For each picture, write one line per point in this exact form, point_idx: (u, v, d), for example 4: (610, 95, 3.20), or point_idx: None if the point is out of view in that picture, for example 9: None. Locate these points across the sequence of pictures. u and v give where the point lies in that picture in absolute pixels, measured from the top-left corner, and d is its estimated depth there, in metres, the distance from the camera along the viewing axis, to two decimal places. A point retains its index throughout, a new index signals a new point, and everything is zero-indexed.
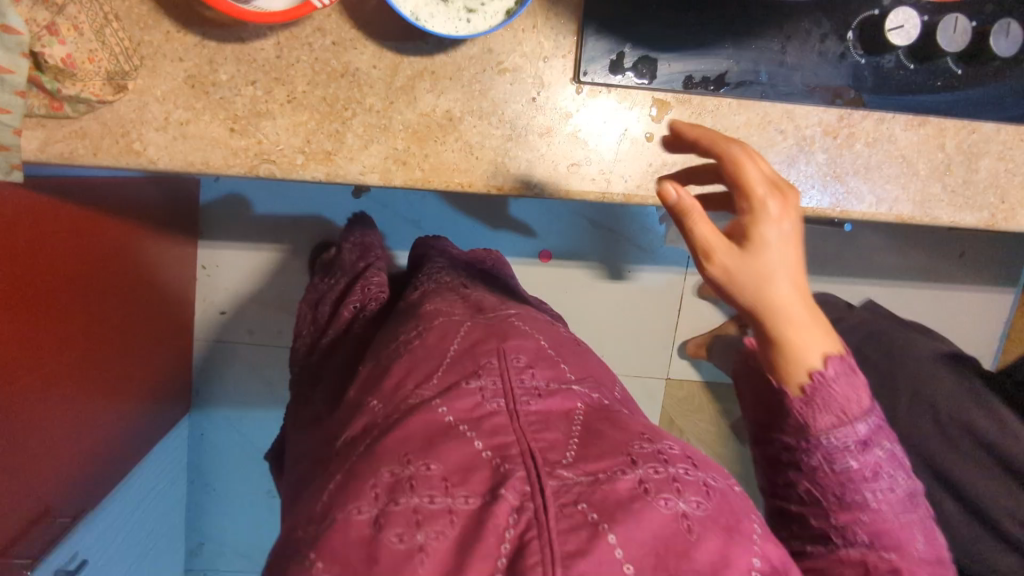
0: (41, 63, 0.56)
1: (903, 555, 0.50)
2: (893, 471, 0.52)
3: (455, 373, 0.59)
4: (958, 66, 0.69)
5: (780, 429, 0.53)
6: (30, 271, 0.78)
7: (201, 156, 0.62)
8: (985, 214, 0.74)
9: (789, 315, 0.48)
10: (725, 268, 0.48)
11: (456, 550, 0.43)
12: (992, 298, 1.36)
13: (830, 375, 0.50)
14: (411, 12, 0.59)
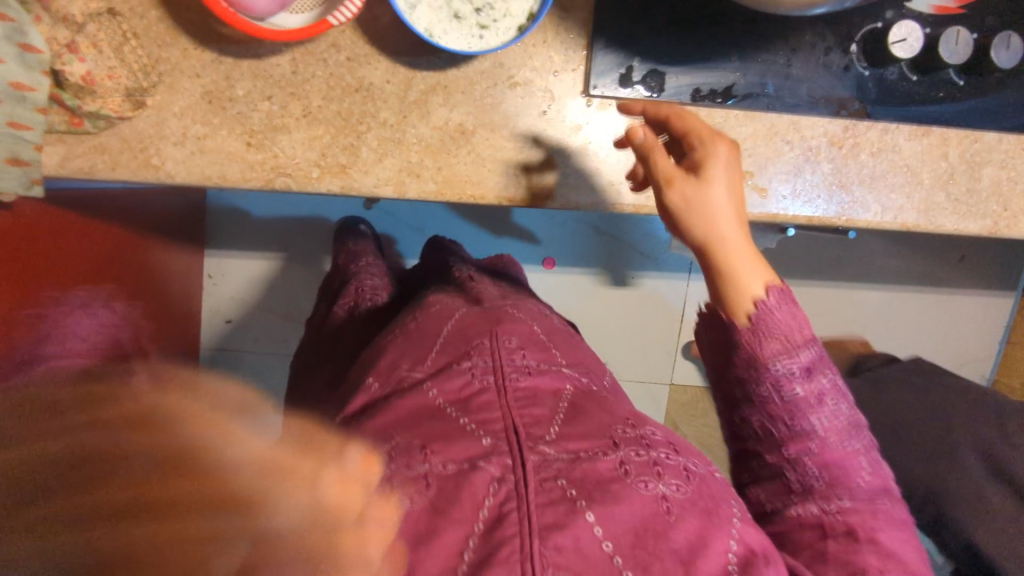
0: (62, 82, 0.57)
1: (849, 491, 0.52)
2: (835, 401, 0.54)
3: (447, 353, 0.59)
4: (960, 77, 0.71)
5: (733, 365, 0.56)
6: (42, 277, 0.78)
7: (218, 170, 0.63)
8: (988, 221, 0.75)
9: (732, 241, 0.56)
10: (682, 192, 0.57)
11: (429, 512, 0.43)
12: (993, 302, 1.37)
13: (773, 302, 0.54)
14: (425, 29, 0.60)
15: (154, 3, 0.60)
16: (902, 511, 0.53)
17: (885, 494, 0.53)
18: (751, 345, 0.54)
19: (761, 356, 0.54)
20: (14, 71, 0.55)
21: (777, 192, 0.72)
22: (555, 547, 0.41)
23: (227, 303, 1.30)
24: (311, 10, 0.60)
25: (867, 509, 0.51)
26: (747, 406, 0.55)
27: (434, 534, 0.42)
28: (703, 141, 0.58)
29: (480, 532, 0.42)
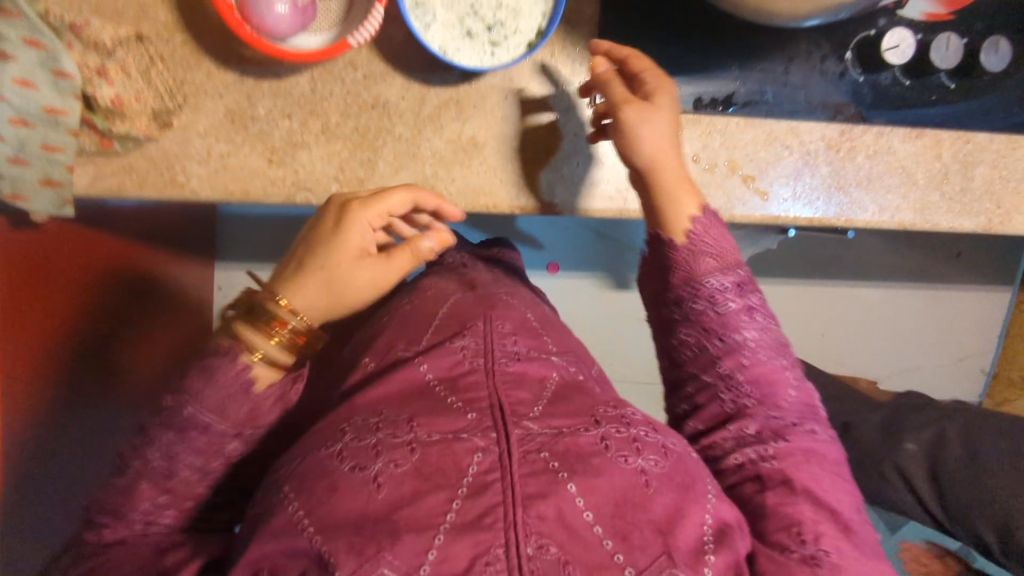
0: (92, 104, 0.61)
1: (775, 398, 0.60)
2: (763, 318, 0.64)
3: (440, 333, 0.63)
4: (951, 81, 0.73)
5: (676, 284, 0.64)
6: (50, 284, 0.78)
7: (241, 186, 0.66)
8: (982, 219, 0.77)
9: (672, 169, 0.64)
10: (636, 109, 0.63)
11: (414, 475, 0.45)
12: (990, 296, 1.40)
13: (706, 223, 0.64)
14: (439, 47, 0.64)
15: (179, 28, 0.63)
16: (826, 437, 0.60)
17: (806, 415, 0.61)
18: (689, 260, 0.63)
19: (698, 271, 0.63)
20: (48, 97, 0.58)
21: (779, 195, 0.74)
22: (537, 515, 0.43)
23: None
24: (329, 30, 0.63)
25: (795, 448, 0.57)
26: (684, 324, 0.63)
27: (419, 495, 0.44)
28: (652, 78, 0.65)
29: (465, 495, 0.44)
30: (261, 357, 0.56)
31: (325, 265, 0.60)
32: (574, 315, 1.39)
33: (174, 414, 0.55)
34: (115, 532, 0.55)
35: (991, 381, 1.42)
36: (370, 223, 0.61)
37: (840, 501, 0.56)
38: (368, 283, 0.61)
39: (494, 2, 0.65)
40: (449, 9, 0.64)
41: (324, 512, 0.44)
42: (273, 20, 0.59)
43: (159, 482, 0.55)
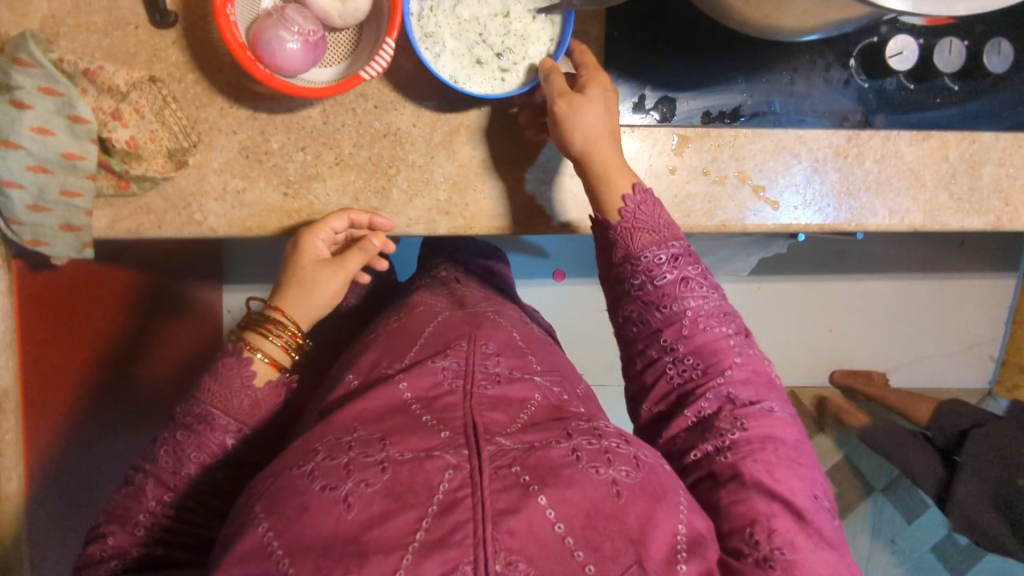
0: (108, 148, 0.61)
1: (720, 368, 0.60)
2: (704, 287, 0.62)
3: (425, 349, 0.64)
4: (955, 83, 0.74)
5: (617, 269, 0.63)
6: (70, 320, 0.80)
7: (258, 221, 0.66)
8: (991, 217, 0.77)
9: (607, 154, 0.63)
10: (567, 102, 0.61)
11: (383, 495, 0.44)
12: (996, 284, 1.40)
13: (639, 199, 0.63)
14: (450, 75, 0.64)
15: (191, 68, 0.63)
16: (784, 414, 0.60)
17: (761, 391, 0.60)
18: (625, 238, 0.62)
19: (633, 247, 0.62)
20: (66, 143, 0.59)
21: (789, 203, 0.74)
22: (507, 530, 0.43)
23: None
24: (339, 62, 0.64)
25: (751, 436, 0.57)
26: (628, 300, 0.63)
27: (390, 514, 0.43)
28: (588, 71, 0.64)
29: (435, 512, 0.44)
30: (260, 355, 0.62)
31: (293, 277, 0.65)
32: (583, 323, 1.39)
33: (186, 413, 0.59)
34: (118, 540, 0.55)
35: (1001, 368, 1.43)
36: (321, 239, 0.65)
37: (797, 492, 0.55)
38: (333, 289, 0.65)
39: (502, 29, 0.64)
40: (458, 37, 0.64)
41: (294, 533, 0.43)
42: (285, 56, 0.59)
43: (164, 479, 0.57)
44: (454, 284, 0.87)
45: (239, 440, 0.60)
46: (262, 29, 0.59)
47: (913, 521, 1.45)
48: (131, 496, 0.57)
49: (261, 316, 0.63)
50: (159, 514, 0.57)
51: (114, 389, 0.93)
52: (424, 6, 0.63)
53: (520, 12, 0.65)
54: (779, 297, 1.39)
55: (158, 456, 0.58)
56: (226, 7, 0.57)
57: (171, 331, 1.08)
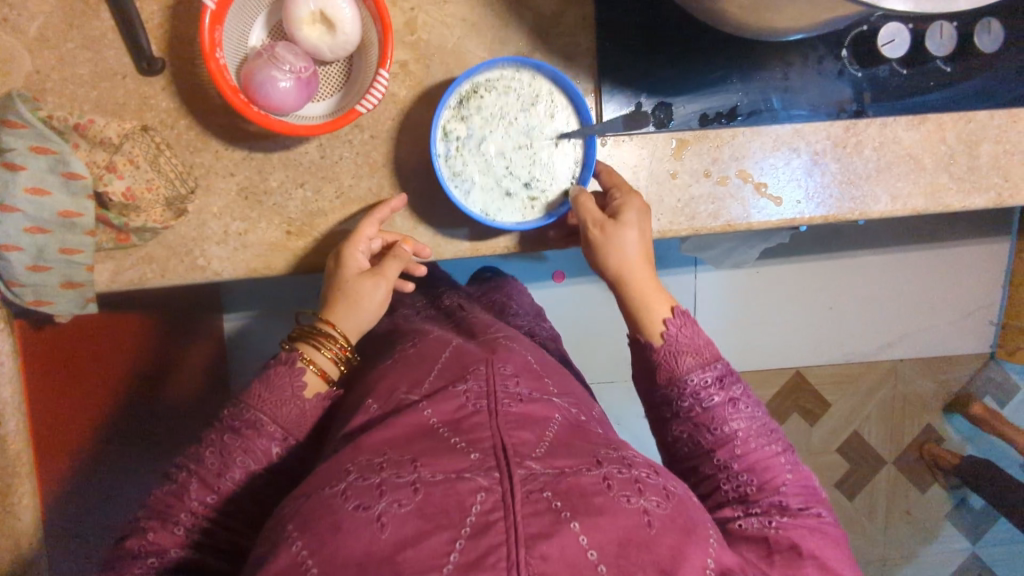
0: (106, 203, 0.60)
1: (772, 480, 0.61)
2: (751, 405, 0.64)
3: (441, 378, 0.62)
4: (947, 65, 0.74)
5: (660, 388, 0.64)
6: (79, 373, 0.79)
7: (262, 261, 0.65)
8: (992, 194, 0.77)
9: (640, 276, 0.67)
10: (601, 232, 0.65)
11: (417, 515, 0.45)
12: (991, 248, 1.36)
13: (679, 325, 0.65)
14: (481, 209, 0.68)
15: (182, 113, 0.62)
16: (831, 522, 0.62)
17: (809, 498, 0.62)
18: (669, 362, 0.63)
19: (678, 370, 0.63)
20: (61, 201, 0.58)
21: (791, 197, 0.74)
22: (541, 555, 0.43)
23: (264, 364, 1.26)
24: (332, 95, 0.64)
25: (799, 523, 0.59)
26: (676, 421, 0.63)
27: (423, 536, 0.43)
28: (621, 194, 0.67)
29: (467, 535, 0.44)
30: (312, 366, 0.62)
31: (338, 290, 0.65)
32: (586, 323, 1.38)
33: (234, 416, 0.58)
34: (158, 537, 0.55)
35: (1001, 332, 1.42)
36: (360, 251, 0.64)
37: (843, 566, 0.59)
38: (379, 298, 0.65)
39: (527, 162, 0.69)
40: (485, 172, 0.68)
41: (328, 553, 0.43)
42: (279, 95, 0.58)
43: (209, 481, 0.56)
44: (461, 313, 0.89)
45: (284, 449, 0.59)
46: (253, 69, 0.58)
47: (926, 491, 1.47)
48: (173, 493, 0.56)
49: (312, 327, 0.64)
50: (200, 516, 0.56)
51: (132, 430, 0.91)
52: (450, 148, 0.66)
53: (543, 143, 0.69)
54: (782, 283, 1.35)
55: (203, 457, 0.57)
56: (215, 51, 0.56)
57: (190, 370, 1.07)
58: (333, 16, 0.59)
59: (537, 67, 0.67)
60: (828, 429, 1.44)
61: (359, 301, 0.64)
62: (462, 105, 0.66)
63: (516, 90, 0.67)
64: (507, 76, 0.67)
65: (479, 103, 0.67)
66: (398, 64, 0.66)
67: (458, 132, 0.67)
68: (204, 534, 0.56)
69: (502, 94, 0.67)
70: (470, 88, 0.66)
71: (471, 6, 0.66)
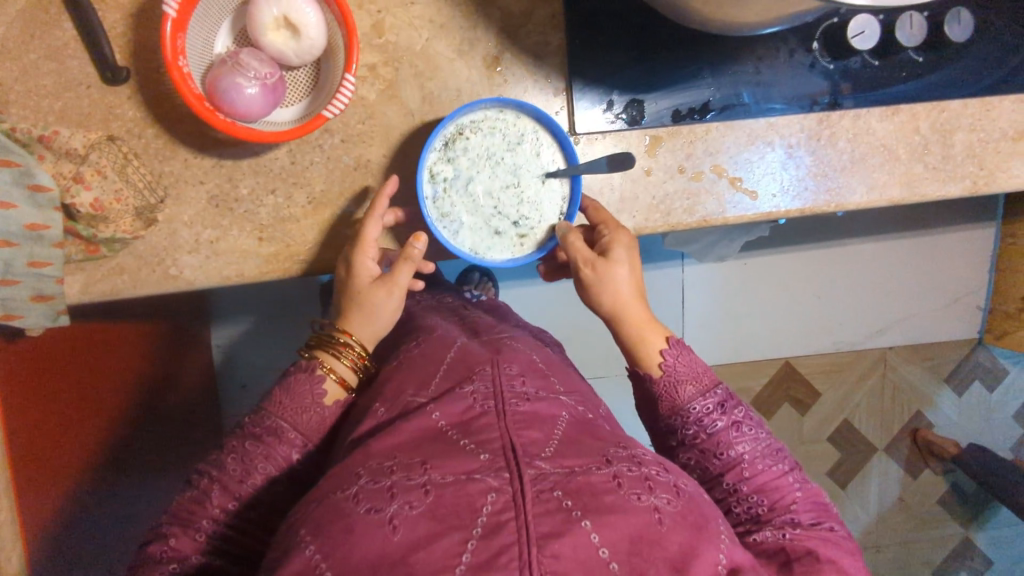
0: (74, 214, 0.60)
1: (782, 498, 0.61)
2: (754, 428, 0.64)
3: (447, 381, 0.62)
4: (919, 54, 0.74)
5: (663, 418, 0.64)
6: (75, 383, 0.79)
7: (235, 269, 0.65)
8: (967, 182, 0.77)
9: (635, 313, 0.66)
10: (592, 272, 0.65)
11: (428, 517, 0.44)
12: (977, 234, 1.34)
13: (675, 355, 0.65)
14: (471, 248, 0.68)
15: (149, 122, 0.62)
16: (845, 535, 0.61)
17: (820, 514, 0.62)
18: (670, 392, 0.63)
19: (679, 400, 0.63)
20: (27, 213, 0.57)
21: (767, 190, 0.74)
22: (553, 555, 0.42)
23: (242, 368, 1.21)
24: (300, 100, 0.63)
25: (812, 534, 0.59)
26: (682, 449, 0.63)
27: (435, 537, 0.43)
28: (609, 229, 0.67)
29: (480, 535, 0.43)
30: (332, 374, 0.63)
31: (352, 299, 0.65)
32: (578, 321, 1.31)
33: (255, 424, 0.59)
34: (179, 544, 0.54)
35: (988, 317, 1.39)
36: (371, 259, 0.64)
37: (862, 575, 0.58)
38: (391, 307, 0.65)
39: (515, 200, 0.69)
40: (474, 212, 0.68)
41: (342, 555, 0.43)
42: (245, 102, 0.58)
43: (230, 487, 0.56)
44: (463, 311, 0.89)
45: (303, 454, 0.60)
46: (218, 77, 0.57)
47: (917, 477, 1.45)
48: (195, 500, 0.56)
49: (331, 335, 0.64)
50: (222, 522, 0.56)
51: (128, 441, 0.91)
52: (438, 190, 0.67)
53: (531, 181, 0.69)
54: (768, 274, 1.34)
55: (224, 464, 0.57)
56: (178, 60, 0.55)
57: (179, 379, 1.06)
58: (298, 22, 0.58)
59: (521, 107, 0.67)
60: (819, 419, 1.41)
61: (374, 312, 0.65)
62: (448, 147, 0.67)
63: (501, 130, 0.68)
64: (492, 117, 0.67)
65: (465, 144, 0.67)
66: (366, 66, 0.65)
67: (444, 173, 0.67)
68: (224, 540, 0.55)
69: (487, 134, 0.67)
70: (455, 130, 0.66)
71: (439, 7, 0.66)
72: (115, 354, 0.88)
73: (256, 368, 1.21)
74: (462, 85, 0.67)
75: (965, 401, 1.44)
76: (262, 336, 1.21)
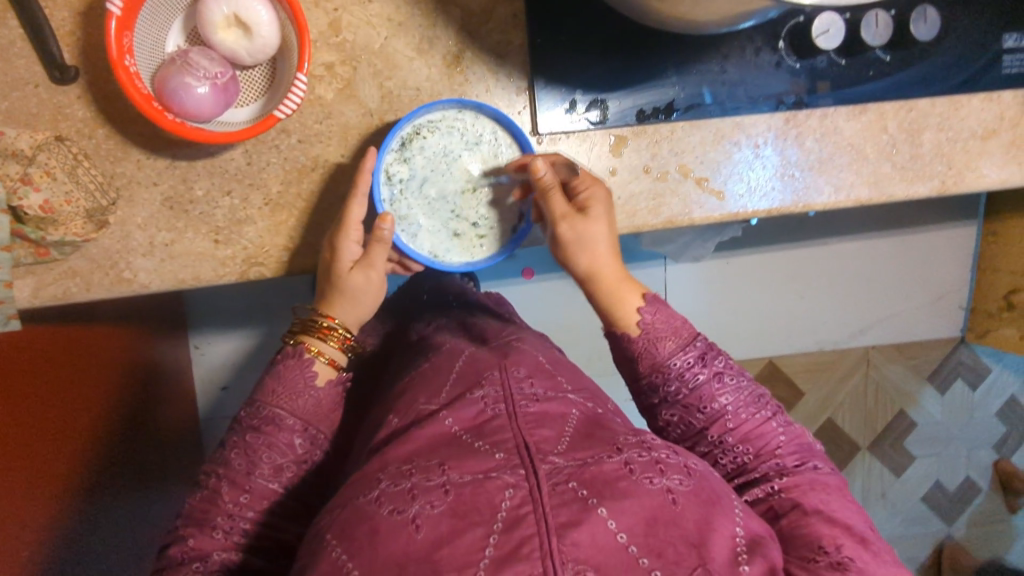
0: (22, 217, 0.58)
1: (767, 442, 0.61)
2: (736, 376, 0.62)
3: (457, 387, 0.61)
4: (885, 54, 0.73)
5: (640, 376, 0.62)
6: (44, 388, 0.77)
7: (190, 271, 0.64)
8: (936, 181, 0.76)
9: (612, 269, 0.64)
10: (570, 226, 0.63)
11: (450, 515, 0.44)
12: (958, 233, 1.34)
13: (653, 309, 0.62)
14: (429, 251, 0.68)
15: (100, 122, 0.61)
16: (830, 471, 0.62)
17: (804, 455, 0.62)
18: (650, 349, 0.61)
19: (660, 356, 0.60)
20: None
21: (734, 191, 0.74)
22: (573, 542, 0.43)
23: (219, 369, 1.20)
24: (256, 100, 0.62)
25: (798, 480, 0.59)
26: (664, 406, 0.62)
27: (457, 534, 0.43)
28: (586, 186, 0.64)
29: (501, 529, 0.43)
30: (321, 355, 0.62)
31: (331, 282, 0.64)
32: (560, 321, 1.28)
33: (253, 416, 0.60)
34: (199, 543, 0.56)
35: (971, 315, 1.39)
36: (352, 239, 0.63)
37: (852, 516, 0.58)
38: (371, 287, 0.64)
39: (473, 202, 0.69)
40: (431, 214, 0.68)
41: (367, 558, 0.43)
42: (195, 103, 0.56)
43: (239, 482, 0.58)
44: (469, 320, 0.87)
45: (306, 439, 0.61)
46: (167, 77, 0.56)
47: (900, 474, 1.45)
48: (207, 499, 0.58)
49: (314, 320, 0.64)
50: (237, 517, 0.57)
51: (109, 446, 0.89)
52: (395, 191, 0.66)
53: (488, 182, 0.69)
54: (747, 273, 1.33)
55: (230, 460, 0.59)
56: (124, 59, 0.54)
57: (156, 383, 1.04)
58: (248, 20, 0.57)
59: (480, 107, 0.67)
60: (800, 418, 1.41)
61: (357, 296, 0.64)
62: (405, 147, 0.66)
63: (459, 130, 0.67)
64: (450, 117, 0.67)
65: (422, 144, 0.67)
66: (324, 65, 0.64)
67: (401, 175, 0.66)
68: (246, 535, 0.57)
69: (445, 134, 0.67)
70: (412, 130, 0.66)
71: (397, 5, 0.65)
72: (83, 358, 0.86)
73: (233, 370, 1.20)
74: (423, 84, 0.67)
75: (948, 398, 1.43)
76: (238, 338, 1.19)
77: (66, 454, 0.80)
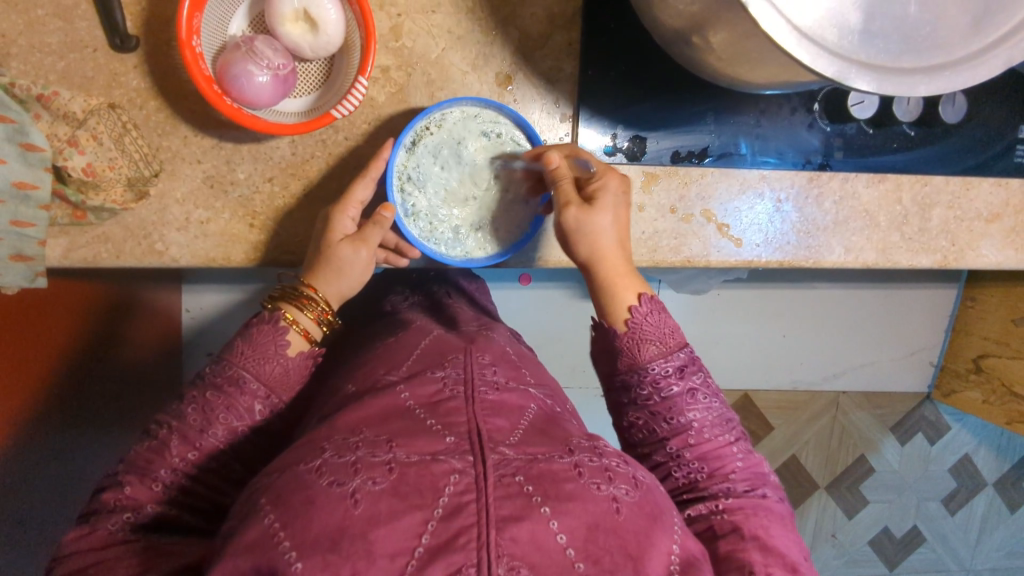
0: (63, 177, 0.58)
1: (723, 463, 0.61)
2: (707, 396, 0.62)
3: (418, 364, 0.61)
4: (911, 129, 0.77)
5: (618, 371, 0.63)
6: (30, 342, 0.76)
7: (222, 252, 0.65)
8: (939, 256, 0.80)
9: (612, 264, 0.64)
10: (576, 213, 0.62)
11: (391, 494, 0.43)
12: (941, 296, 1.39)
13: (645, 310, 0.63)
14: (458, 251, 0.69)
15: (153, 94, 0.62)
16: (778, 501, 0.62)
17: (755, 480, 0.62)
18: (632, 348, 0.62)
19: (641, 358, 0.61)
20: (16, 171, 0.55)
21: (752, 240, 0.77)
22: (511, 537, 0.43)
23: (210, 336, 1.20)
24: (310, 93, 0.63)
25: (744, 502, 0.59)
26: (633, 407, 0.62)
27: (396, 515, 0.43)
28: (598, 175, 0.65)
29: (440, 516, 0.43)
30: (295, 326, 0.60)
31: (321, 256, 0.62)
32: (553, 332, 1.29)
33: (217, 373, 0.57)
34: (134, 492, 0.53)
35: (940, 374, 1.45)
36: (349, 217, 0.63)
37: (790, 546, 0.58)
38: (361, 263, 0.63)
39: (485, 193, 0.69)
40: (455, 219, 0.69)
41: (300, 527, 0.42)
42: (254, 90, 0.57)
43: (190, 437, 0.55)
44: (446, 301, 0.89)
45: (268, 408, 0.58)
46: (229, 62, 0.56)
47: (852, 516, 1.50)
48: (153, 450, 0.55)
49: (294, 288, 0.61)
50: (181, 472, 0.55)
51: (86, 399, 0.88)
52: (411, 207, 0.67)
53: (492, 170, 0.69)
54: (740, 308, 1.36)
55: (185, 415, 0.56)
56: (192, 40, 0.55)
57: (146, 342, 1.05)
58: (317, 17, 0.58)
59: (469, 100, 0.66)
60: (767, 452, 1.45)
61: (340, 272, 0.62)
62: (409, 155, 0.66)
63: (450, 133, 0.67)
64: (436, 120, 0.67)
65: (419, 155, 0.67)
66: (380, 68, 0.66)
67: (411, 192, 0.67)
68: (182, 490, 0.55)
69: (447, 134, 0.67)
70: (407, 145, 0.66)
71: (459, 19, 0.67)
72: (73, 310, 0.85)
73: (224, 338, 1.20)
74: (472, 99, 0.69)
75: (908, 449, 1.49)
76: (238, 309, 1.19)
77: (44, 402, 0.79)
